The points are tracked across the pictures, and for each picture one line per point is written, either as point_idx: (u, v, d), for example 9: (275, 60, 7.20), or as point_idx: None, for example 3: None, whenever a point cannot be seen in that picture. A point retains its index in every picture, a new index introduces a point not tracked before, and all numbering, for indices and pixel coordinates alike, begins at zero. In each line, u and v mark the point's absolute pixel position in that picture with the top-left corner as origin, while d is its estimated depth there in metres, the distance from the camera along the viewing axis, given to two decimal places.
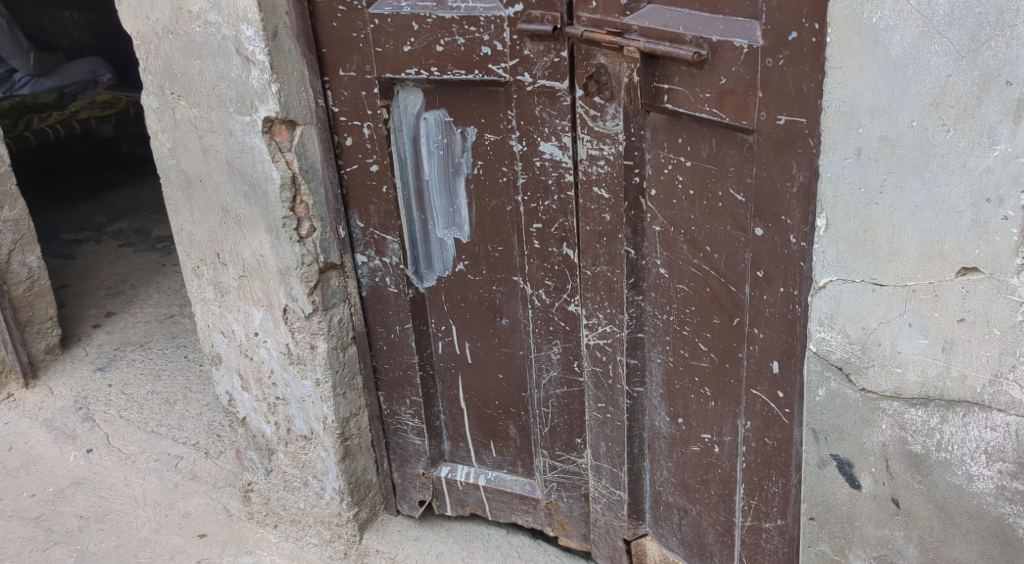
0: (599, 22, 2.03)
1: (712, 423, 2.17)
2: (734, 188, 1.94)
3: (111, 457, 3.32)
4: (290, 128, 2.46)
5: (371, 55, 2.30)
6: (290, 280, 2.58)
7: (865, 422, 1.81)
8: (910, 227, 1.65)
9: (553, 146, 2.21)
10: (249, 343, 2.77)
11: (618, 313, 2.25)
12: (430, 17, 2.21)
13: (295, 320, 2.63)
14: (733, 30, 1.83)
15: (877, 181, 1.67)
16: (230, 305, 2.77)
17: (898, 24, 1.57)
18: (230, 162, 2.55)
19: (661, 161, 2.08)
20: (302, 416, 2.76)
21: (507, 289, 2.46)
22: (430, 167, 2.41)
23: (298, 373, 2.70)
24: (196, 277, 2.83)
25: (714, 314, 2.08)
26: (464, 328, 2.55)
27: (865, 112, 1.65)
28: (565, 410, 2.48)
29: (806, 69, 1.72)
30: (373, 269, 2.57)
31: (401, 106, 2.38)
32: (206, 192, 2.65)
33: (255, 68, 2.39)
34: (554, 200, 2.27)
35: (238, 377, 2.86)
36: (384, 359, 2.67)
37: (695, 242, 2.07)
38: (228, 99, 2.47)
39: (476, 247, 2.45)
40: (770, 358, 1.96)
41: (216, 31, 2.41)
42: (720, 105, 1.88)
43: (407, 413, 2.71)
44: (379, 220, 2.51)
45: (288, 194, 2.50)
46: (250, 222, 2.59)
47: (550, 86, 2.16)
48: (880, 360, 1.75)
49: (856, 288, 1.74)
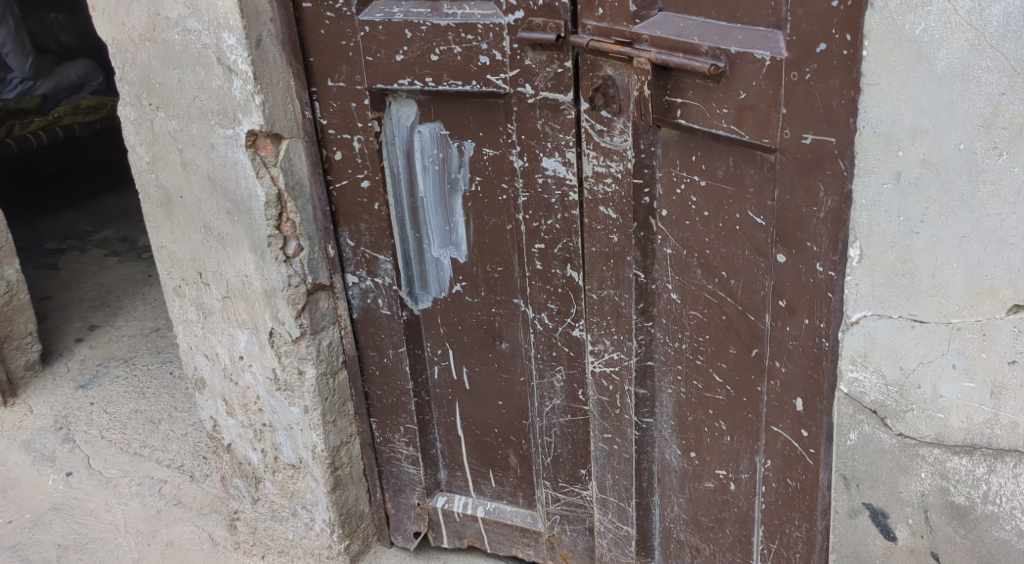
0: (606, 31, 1.92)
1: (728, 459, 2.05)
2: (754, 210, 1.84)
3: (92, 482, 3.16)
4: (275, 141, 2.30)
5: (361, 64, 2.18)
6: (276, 302, 2.42)
7: (902, 470, 1.61)
8: (956, 259, 1.46)
9: (557, 161, 2.10)
10: (234, 368, 2.61)
11: (626, 340, 2.13)
12: (425, 24, 2.09)
13: (282, 344, 2.47)
14: (754, 41, 1.72)
15: (919, 209, 1.47)
16: (214, 327, 2.61)
17: (945, 37, 1.38)
18: (211, 177, 2.40)
19: (673, 180, 1.96)
20: (291, 444, 2.60)
21: (507, 313, 2.32)
22: (425, 183, 2.27)
23: (286, 400, 2.54)
24: (177, 298, 2.67)
25: (731, 343, 1.96)
26: (461, 352, 2.41)
27: (906, 132, 1.45)
28: (569, 440, 2.34)
29: (835, 85, 1.60)
30: (365, 290, 2.42)
31: (393, 119, 2.24)
32: (186, 209, 2.50)
33: (236, 78, 2.24)
34: (558, 219, 2.15)
35: (222, 402, 2.70)
36: (377, 384, 2.51)
37: (710, 266, 1.96)
38: (209, 111, 2.32)
39: (474, 268, 2.31)
40: (794, 395, 1.82)
41: (194, 38, 2.27)
42: (740, 121, 1.77)
43: (401, 441, 2.55)
44: (370, 238, 2.36)
45: (273, 212, 2.35)
46: (234, 241, 2.44)
47: (553, 99, 2.04)
48: (920, 404, 1.55)
49: (892, 325, 1.55)
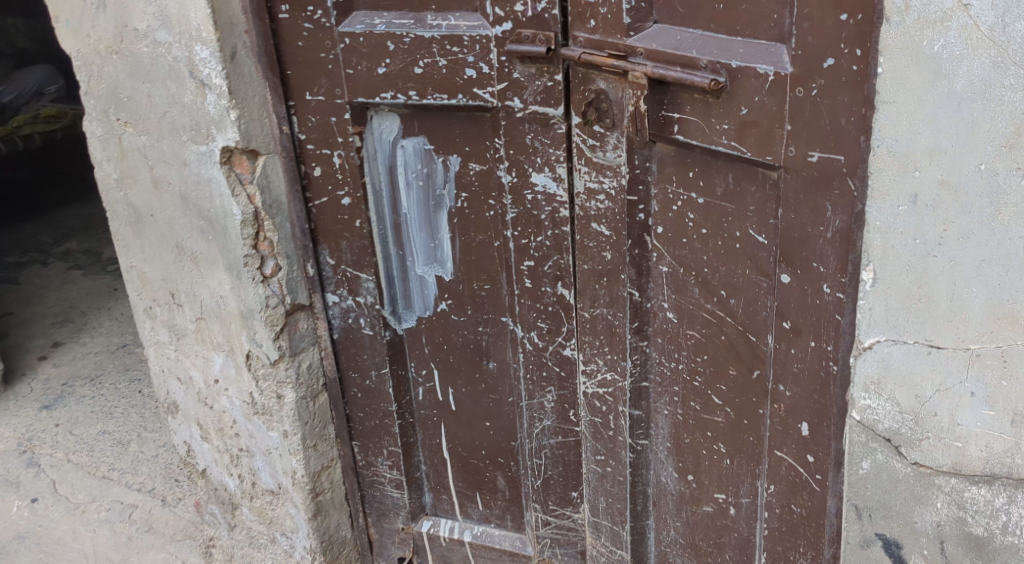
0: (599, 44, 1.85)
1: (727, 483, 1.99)
2: (755, 228, 1.78)
3: (58, 508, 3.02)
4: (251, 158, 2.21)
5: (342, 77, 2.10)
6: (253, 324, 2.33)
7: (916, 500, 1.56)
8: (975, 282, 1.41)
9: (547, 177, 2.03)
10: (209, 392, 2.52)
11: (620, 360, 2.07)
12: (408, 36, 2.01)
13: (259, 366, 2.38)
14: (756, 55, 1.66)
15: (935, 231, 1.42)
16: (187, 350, 2.52)
17: (965, 54, 1.33)
18: (184, 195, 2.31)
19: (669, 197, 1.90)
20: (269, 470, 2.51)
21: (495, 331, 2.24)
22: (408, 199, 2.19)
23: (264, 424, 2.45)
24: (148, 319, 2.57)
25: (730, 364, 1.90)
26: (447, 372, 2.33)
27: (923, 152, 1.40)
28: (560, 461, 2.28)
29: (844, 101, 1.54)
30: (346, 309, 2.33)
31: (375, 133, 2.16)
32: (157, 227, 2.41)
33: (210, 92, 2.15)
34: (548, 235, 2.08)
35: (197, 426, 2.61)
36: (359, 407, 2.43)
37: (708, 285, 1.89)
38: (182, 127, 2.24)
39: (461, 286, 2.23)
40: (800, 419, 1.77)
41: (165, 51, 2.18)
42: (741, 138, 1.70)
43: (385, 465, 2.47)
44: (351, 257, 2.27)
45: (249, 230, 2.25)
46: (208, 261, 2.35)
47: (543, 113, 1.97)
48: (936, 432, 1.50)
49: (907, 351, 1.50)
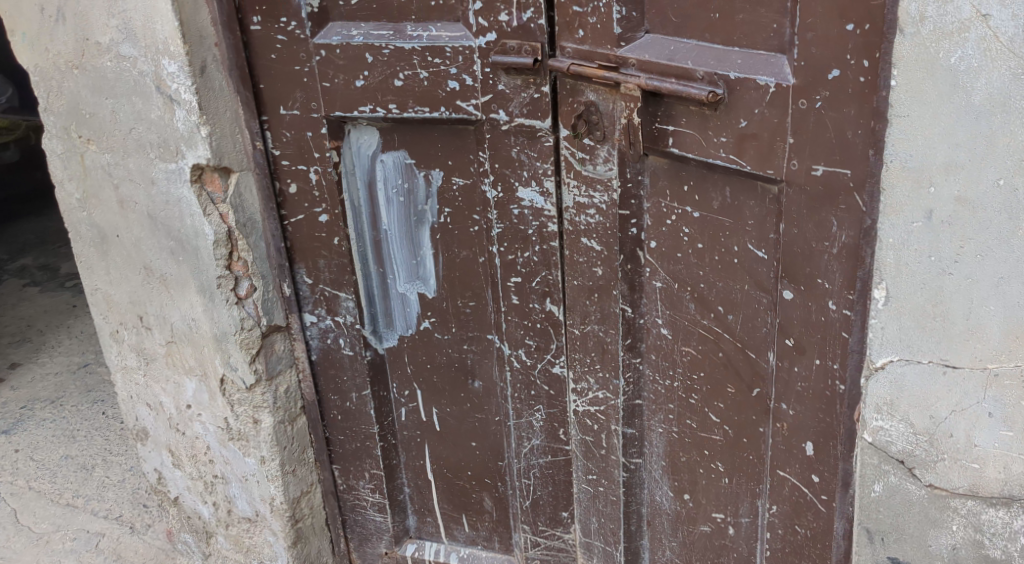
0: (588, 54, 1.79)
1: (726, 502, 1.94)
2: (754, 243, 1.72)
3: (21, 539, 2.83)
4: (223, 176, 2.13)
5: (317, 90, 2.01)
6: (228, 348, 2.24)
7: (931, 523, 1.53)
8: (993, 301, 1.37)
9: (534, 191, 1.96)
10: (181, 417, 2.43)
11: (613, 378, 2.01)
12: (387, 48, 1.94)
13: (234, 392, 2.29)
14: (755, 66, 1.60)
15: (952, 248, 1.38)
16: (157, 375, 2.42)
17: (983, 65, 1.30)
18: (152, 215, 2.22)
19: (662, 211, 1.84)
20: (245, 497, 2.42)
21: (481, 349, 2.18)
22: (389, 215, 2.12)
23: (240, 450, 2.36)
24: (115, 343, 2.48)
25: (728, 382, 1.85)
26: (431, 392, 2.26)
27: (939, 166, 1.36)
28: (550, 481, 2.22)
29: (850, 114, 1.48)
30: (324, 330, 2.25)
31: (353, 148, 2.08)
32: (124, 249, 2.31)
33: (179, 108, 2.06)
34: (536, 251, 2.01)
35: (168, 453, 2.51)
36: (339, 430, 2.35)
37: (705, 301, 1.84)
38: (149, 144, 2.14)
39: (444, 303, 2.16)
40: (803, 438, 1.72)
41: (130, 65, 2.09)
42: (740, 151, 1.65)
43: (366, 488, 2.39)
44: (329, 275, 2.19)
45: (223, 251, 2.17)
46: (178, 282, 2.25)
47: (529, 125, 1.91)
48: (952, 454, 1.46)
49: (921, 371, 1.45)
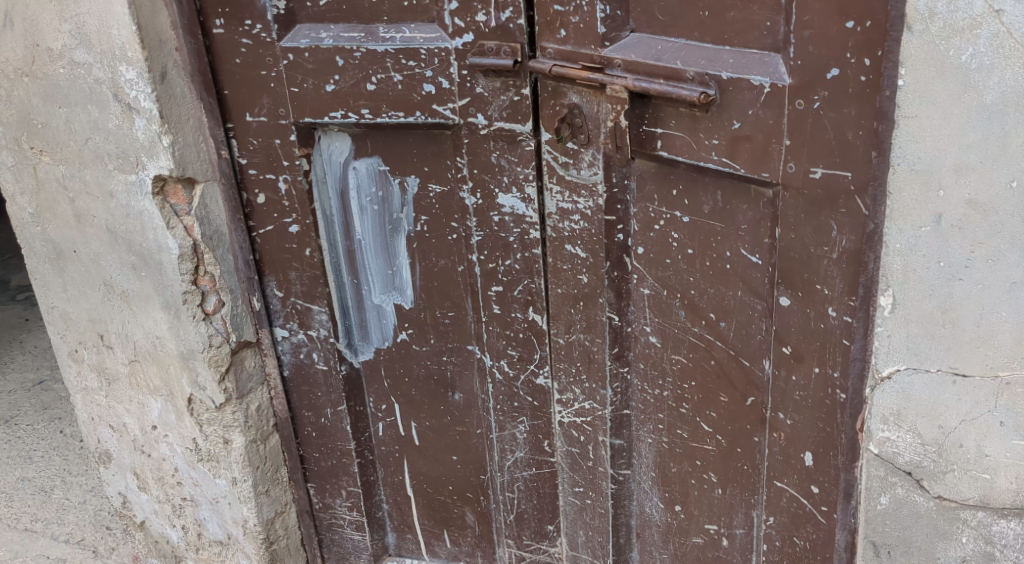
0: (570, 55, 1.72)
1: (719, 513, 1.89)
2: (747, 248, 1.66)
3: None
4: (187, 187, 2.04)
5: (285, 96, 1.92)
6: (195, 366, 2.15)
7: (940, 535, 1.48)
8: (1005, 307, 1.34)
9: (514, 198, 1.89)
10: (146, 439, 2.33)
11: (600, 388, 1.95)
12: (358, 50, 1.85)
13: (203, 411, 2.20)
14: (748, 65, 1.54)
15: (963, 253, 1.35)
16: (119, 395, 2.32)
17: (997, 63, 1.26)
18: (111, 229, 2.12)
19: (650, 216, 1.78)
20: (216, 520, 2.33)
21: (460, 361, 2.10)
22: (362, 224, 2.04)
23: (209, 472, 2.27)
24: (74, 363, 2.37)
25: (721, 391, 1.79)
26: (409, 406, 2.18)
27: (948, 169, 1.33)
28: (535, 494, 2.15)
29: (850, 114, 1.43)
30: (297, 344, 2.17)
31: (324, 155, 2.00)
32: (82, 264, 2.20)
33: (139, 116, 1.97)
34: (517, 259, 1.94)
35: (133, 476, 2.41)
36: (314, 447, 2.26)
37: (696, 308, 1.78)
38: (107, 155, 2.04)
39: (421, 314, 2.09)
40: (802, 448, 1.66)
41: (84, 72, 1.99)
42: (733, 154, 1.59)
43: (343, 507, 2.31)
44: (301, 288, 2.10)
45: (188, 265, 2.08)
46: (141, 299, 2.15)
47: (509, 129, 1.83)
48: (962, 464, 1.42)
49: (930, 380, 1.41)
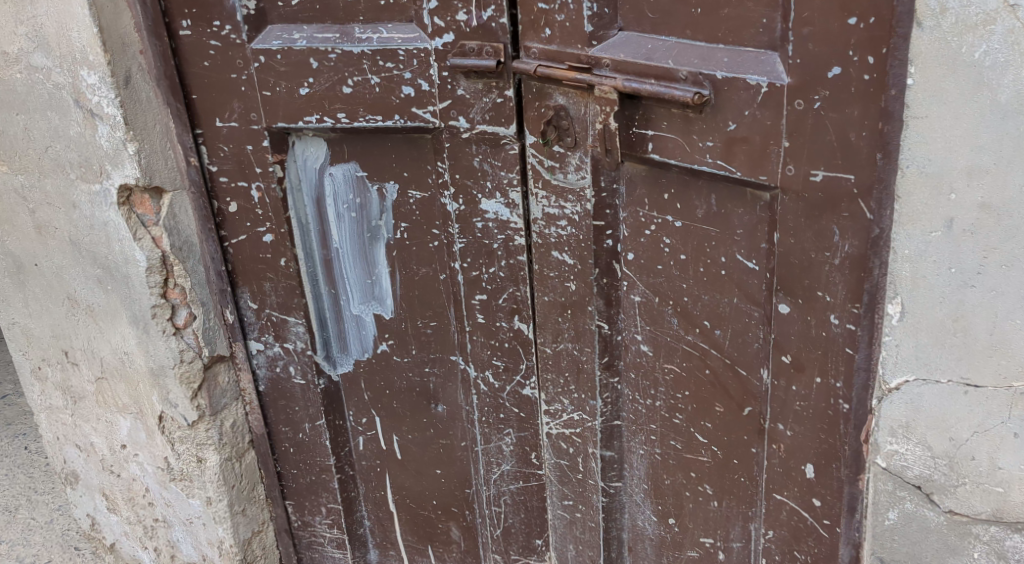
0: (556, 55, 1.65)
1: (715, 527, 1.83)
2: (744, 253, 1.59)
3: None
4: (154, 196, 1.95)
5: (257, 100, 1.84)
6: (166, 383, 2.07)
7: (950, 550, 1.44)
8: (1020, 314, 1.28)
9: (498, 203, 1.82)
10: (115, 458, 2.24)
11: (589, 399, 1.88)
12: (333, 52, 1.77)
13: (174, 429, 2.12)
14: (744, 64, 1.47)
15: (975, 258, 1.29)
16: (86, 414, 2.23)
17: (1011, 60, 1.21)
18: (74, 241, 2.02)
19: (640, 221, 1.71)
20: (190, 541, 2.24)
21: (443, 372, 2.03)
22: (340, 232, 1.96)
23: (182, 491, 2.18)
24: (38, 381, 2.27)
25: (717, 401, 1.73)
26: (391, 419, 2.11)
27: (960, 171, 1.28)
28: (522, 508, 2.09)
29: (853, 115, 1.37)
30: (272, 357, 2.08)
31: (299, 161, 1.92)
32: (43, 278, 2.11)
33: (102, 123, 1.88)
34: (502, 266, 1.87)
35: (102, 497, 2.32)
36: (292, 463, 2.18)
37: (689, 315, 1.71)
38: (70, 163, 1.96)
39: (402, 324, 2.01)
40: (803, 460, 1.60)
41: (43, 77, 1.91)
42: (729, 156, 1.52)
43: (323, 524, 2.23)
44: (276, 299, 2.02)
45: (157, 277, 1.99)
46: (107, 313, 2.07)
47: (492, 132, 1.76)
48: (973, 478, 1.37)
49: (940, 391, 1.37)
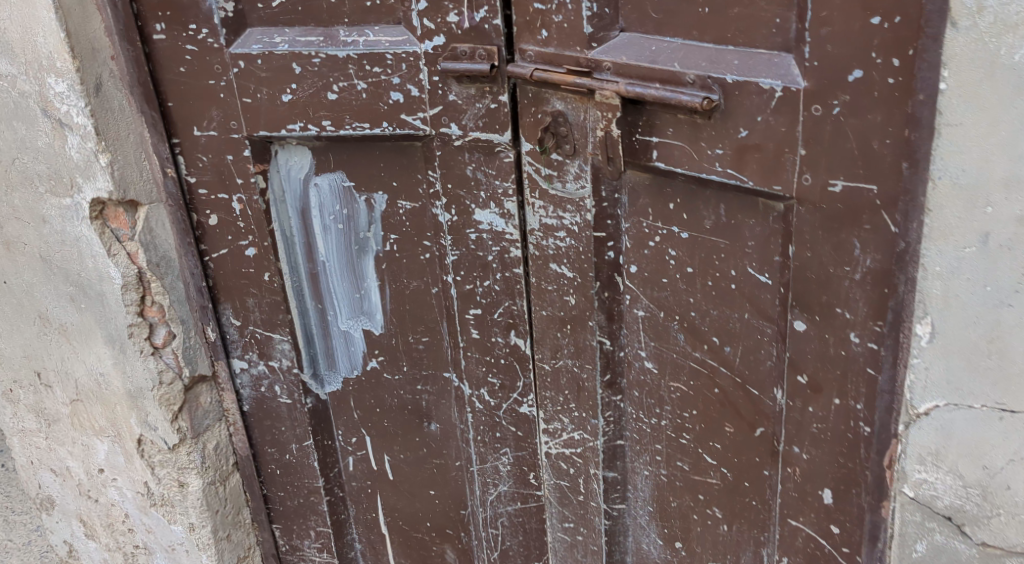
0: (553, 58, 1.56)
1: (725, 552, 1.74)
2: (755, 266, 1.50)
3: None
4: (129, 210, 1.85)
5: (237, 107, 1.74)
6: (145, 405, 1.97)
7: None
8: None
9: (493, 213, 1.72)
10: (92, 483, 2.14)
11: (590, 418, 1.79)
12: (317, 56, 1.67)
13: (154, 453, 2.02)
14: (756, 67, 1.38)
15: (1013, 276, 1.20)
16: (61, 437, 2.12)
17: None
18: (45, 258, 1.92)
19: (644, 232, 1.61)
20: None
21: (436, 390, 1.93)
22: (326, 245, 1.86)
23: (164, 517, 2.08)
24: (9, 403, 2.17)
25: (726, 420, 1.63)
26: (382, 439, 2.01)
27: (997, 183, 1.19)
28: (520, 530, 2.00)
29: (876, 121, 1.29)
30: (256, 376, 1.98)
31: (282, 171, 1.82)
32: (13, 296, 2.01)
33: (72, 133, 1.78)
34: (497, 279, 1.77)
35: (79, 522, 2.22)
36: (279, 485, 2.08)
37: (696, 331, 1.62)
38: (39, 176, 1.85)
39: (392, 340, 1.91)
40: (821, 485, 1.51)
41: (8, 84, 1.81)
42: (740, 165, 1.43)
43: (312, 548, 2.13)
44: (260, 316, 1.92)
45: (133, 295, 1.89)
46: (82, 333, 1.97)
47: (486, 139, 1.66)
48: (1009, 509, 1.29)
49: (974, 416, 1.29)
